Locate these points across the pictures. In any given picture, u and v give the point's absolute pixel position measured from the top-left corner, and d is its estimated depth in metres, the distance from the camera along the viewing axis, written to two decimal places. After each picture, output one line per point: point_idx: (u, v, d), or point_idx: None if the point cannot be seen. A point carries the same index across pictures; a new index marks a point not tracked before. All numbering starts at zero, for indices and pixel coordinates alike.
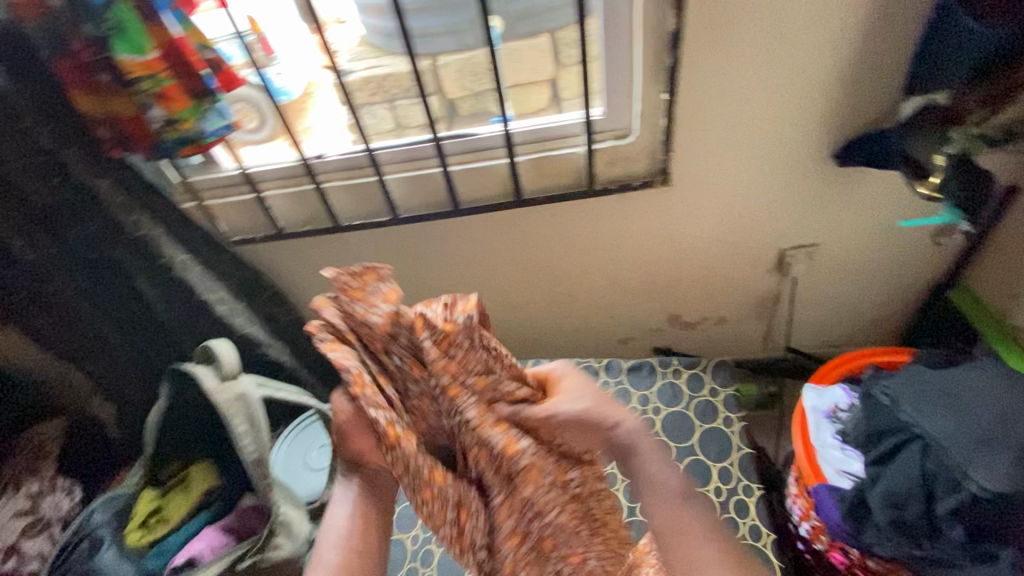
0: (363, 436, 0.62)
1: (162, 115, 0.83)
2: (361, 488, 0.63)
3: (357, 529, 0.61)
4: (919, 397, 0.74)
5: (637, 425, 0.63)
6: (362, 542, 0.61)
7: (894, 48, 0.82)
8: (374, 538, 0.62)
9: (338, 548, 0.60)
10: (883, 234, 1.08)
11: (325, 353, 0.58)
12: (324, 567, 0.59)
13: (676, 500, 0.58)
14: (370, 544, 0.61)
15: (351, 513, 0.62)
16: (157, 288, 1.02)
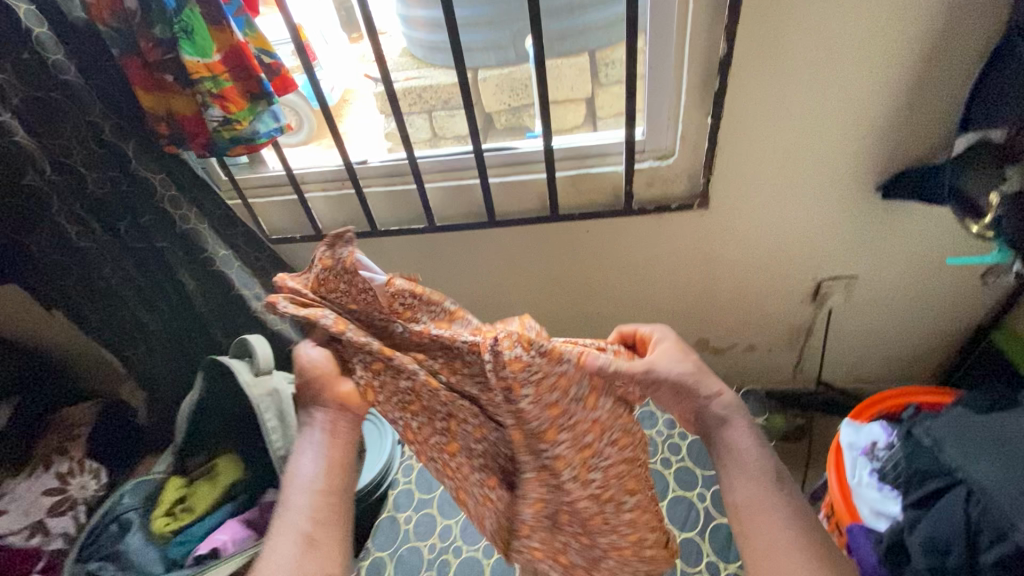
0: (332, 376, 0.68)
1: (220, 115, 0.84)
2: (327, 438, 0.66)
3: (329, 468, 0.64)
4: (967, 442, 0.71)
5: (728, 399, 0.68)
6: (328, 485, 0.64)
7: (950, 82, 0.80)
8: (342, 479, 0.65)
9: (305, 491, 0.63)
10: (927, 270, 1.05)
11: (295, 313, 0.67)
12: (291, 509, 0.62)
13: (753, 473, 0.62)
14: (337, 486, 0.64)
15: (317, 463, 0.64)
16: (199, 282, 1.04)
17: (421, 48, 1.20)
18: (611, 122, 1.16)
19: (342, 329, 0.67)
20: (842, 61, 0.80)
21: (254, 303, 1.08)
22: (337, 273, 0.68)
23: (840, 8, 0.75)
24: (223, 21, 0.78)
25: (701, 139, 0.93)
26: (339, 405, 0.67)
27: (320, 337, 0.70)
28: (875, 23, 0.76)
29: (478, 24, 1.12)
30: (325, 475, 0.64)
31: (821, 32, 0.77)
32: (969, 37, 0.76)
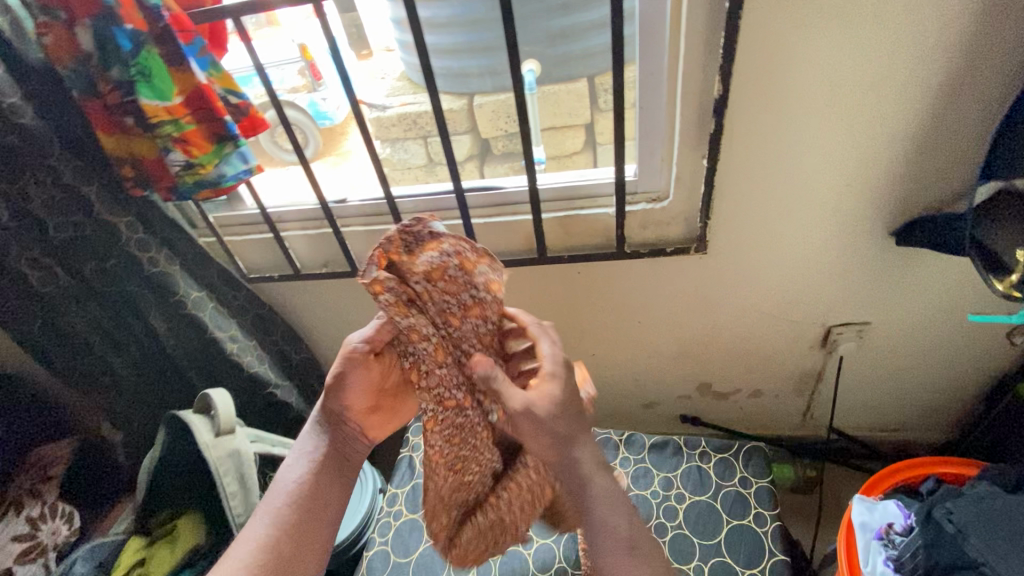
0: (368, 381, 0.70)
1: (183, 159, 0.80)
2: (326, 452, 0.70)
3: (310, 484, 0.67)
4: (989, 529, 0.64)
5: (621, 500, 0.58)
6: (310, 500, 0.66)
7: (968, 125, 0.73)
8: (325, 496, 0.67)
9: (286, 501, 0.65)
10: (948, 320, 0.96)
11: (396, 317, 0.63)
12: (265, 518, 0.64)
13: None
14: (319, 503, 0.66)
15: (304, 475, 0.67)
16: (169, 325, 1.00)
17: (416, 74, 1.14)
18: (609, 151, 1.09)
19: (436, 358, 0.66)
20: (848, 102, 0.73)
21: (230, 345, 1.06)
22: (466, 280, 0.66)
23: (846, 48, 0.68)
24: (184, 62, 0.74)
25: (697, 182, 0.86)
26: (360, 417, 0.71)
27: (374, 344, 0.69)
28: (884, 62, 0.69)
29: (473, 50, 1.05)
30: (309, 496, 0.66)
31: (825, 73, 0.71)
32: (991, 79, 0.69)
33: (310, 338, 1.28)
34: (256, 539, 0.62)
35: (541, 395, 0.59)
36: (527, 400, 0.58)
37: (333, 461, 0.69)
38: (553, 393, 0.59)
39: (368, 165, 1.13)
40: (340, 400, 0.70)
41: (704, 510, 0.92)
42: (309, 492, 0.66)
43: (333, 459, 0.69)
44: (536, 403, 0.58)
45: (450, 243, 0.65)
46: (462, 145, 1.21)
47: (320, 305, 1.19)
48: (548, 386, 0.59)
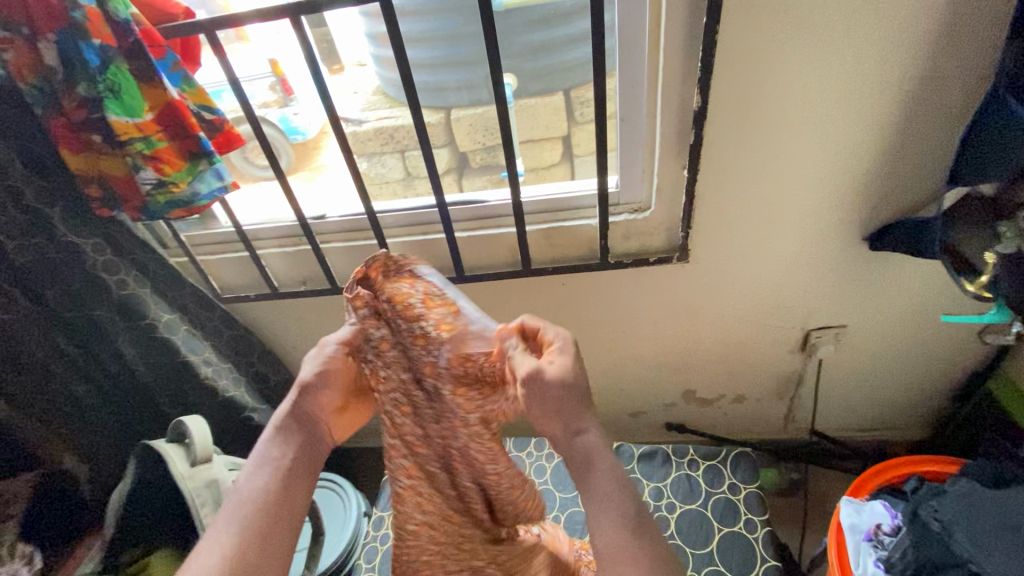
0: (337, 384, 0.66)
1: (154, 177, 0.77)
2: (292, 454, 0.61)
3: (279, 491, 0.58)
4: (976, 526, 0.65)
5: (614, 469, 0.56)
6: (279, 508, 0.57)
7: (933, 134, 0.76)
8: (295, 500, 0.58)
9: (251, 508, 0.56)
10: (920, 321, 0.99)
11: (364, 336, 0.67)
12: (225, 528, 0.54)
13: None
14: (288, 510, 0.58)
15: (269, 480, 0.58)
16: (139, 349, 0.96)
17: (392, 88, 1.12)
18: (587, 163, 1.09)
19: (392, 370, 0.67)
20: (821, 111, 0.76)
21: (204, 368, 1.02)
22: (421, 308, 0.66)
23: (816, 61, 0.71)
24: (156, 78, 0.71)
25: (678, 192, 0.87)
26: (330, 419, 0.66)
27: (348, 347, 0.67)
28: (853, 74, 0.72)
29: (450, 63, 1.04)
30: (272, 499, 0.57)
31: (797, 85, 0.73)
32: (954, 89, 0.72)
33: (288, 358, 1.24)
34: (219, 551, 0.53)
35: (554, 365, 0.57)
36: (534, 365, 0.58)
37: (299, 461, 0.61)
38: (563, 365, 0.57)
39: (345, 178, 1.10)
40: (305, 400, 0.64)
41: (696, 519, 0.91)
42: (273, 496, 0.57)
43: (299, 459, 0.61)
44: (547, 370, 0.57)
45: (422, 284, 0.69)
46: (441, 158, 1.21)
47: (299, 323, 1.15)
48: (557, 360, 0.58)
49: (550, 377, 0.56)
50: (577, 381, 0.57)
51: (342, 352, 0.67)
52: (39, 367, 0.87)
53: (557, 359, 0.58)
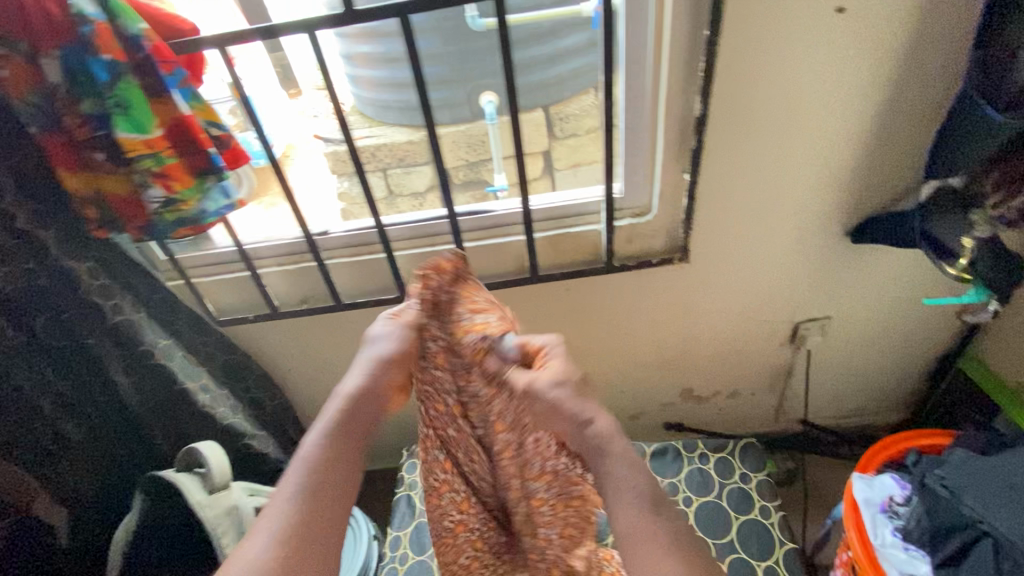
0: (393, 359, 0.68)
1: (162, 196, 0.75)
2: (342, 419, 0.64)
3: (331, 454, 0.61)
4: (982, 489, 0.69)
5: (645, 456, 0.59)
6: (331, 471, 0.60)
7: (907, 135, 0.84)
8: (345, 463, 0.61)
9: (306, 469, 0.59)
10: (896, 308, 1.07)
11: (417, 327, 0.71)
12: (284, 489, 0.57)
13: None
14: (340, 472, 0.60)
15: (322, 442, 0.61)
16: (133, 379, 0.90)
17: (372, 107, 1.09)
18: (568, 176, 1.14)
19: (438, 364, 0.72)
20: (811, 116, 0.82)
21: (201, 396, 0.97)
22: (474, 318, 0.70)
23: (807, 69, 0.77)
24: (166, 93, 0.70)
25: (679, 195, 0.92)
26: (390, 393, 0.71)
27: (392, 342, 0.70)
28: (838, 81, 0.78)
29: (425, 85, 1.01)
30: (324, 463, 0.60)
31: (789, 92, 0.79)
32: (925, 93, 0.80)
33: (282, 382, 1.20)
34: (280, 510, 0.56)
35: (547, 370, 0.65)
36: (531, 377, 0.65)
37: (348, 426, 0.63)
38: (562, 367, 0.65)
39: (332, 198, 1.16)
40: (367, 370, 0.67)
41: (713, 510, 0.94)
42: (324, 461, 0.60)
43: (348, 424, 0.63)
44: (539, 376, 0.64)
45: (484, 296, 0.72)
46: (423, 176, 1.22)
47: (296, 344, 1.12)
48: (554, 362, 0.66)
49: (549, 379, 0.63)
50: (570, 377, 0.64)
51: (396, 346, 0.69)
52: (29, 405, 0.77)
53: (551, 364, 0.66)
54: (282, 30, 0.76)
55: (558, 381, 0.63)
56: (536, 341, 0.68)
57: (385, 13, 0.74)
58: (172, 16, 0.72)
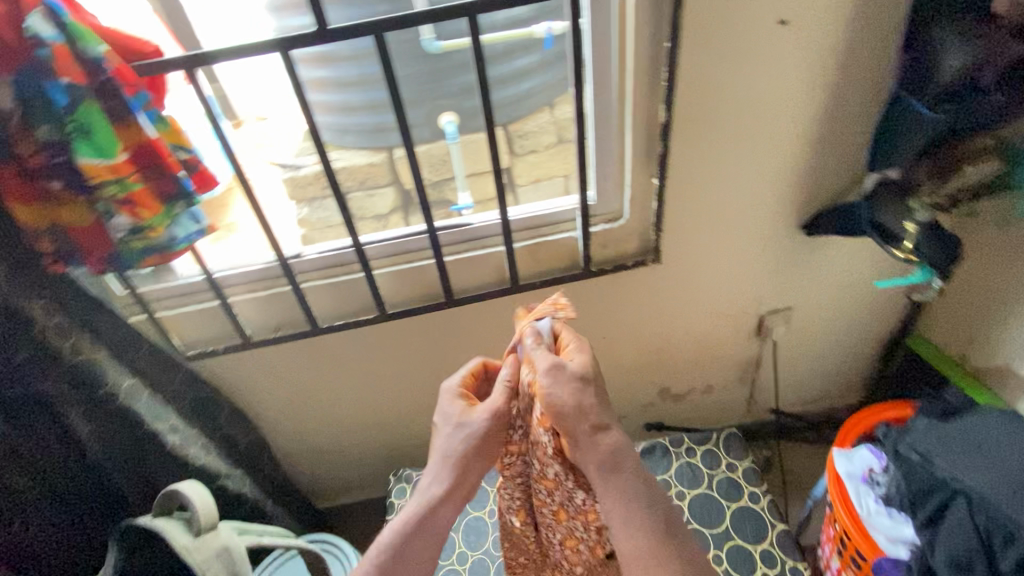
0: (482, 436, 0.68)
1: (128, 224, 0.72)
2: (442, 484, 0.67)
3: (426, 518, 0.66)
4: (949, 450, 0.76)
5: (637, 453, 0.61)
6: (418, 538, 0.66)
7: (848, 133, 0.91)
8: (436, 532, 0.67)
9: (397, 530, 0.66)
10: (849, 294, 1.16)
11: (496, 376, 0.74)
12: (379, 543, 0.66)
13: None
14: (428, 539, 0.66)
15: (421, 505, 0.67)
16: (95, 427, 0.82)
17: (327, 132, 1.04)
18: (531, 190, 1.15)
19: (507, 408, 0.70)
20: (765, 118, 0.88)
21: (171, 437, 0.91)
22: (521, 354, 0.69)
23: (758, 76, 0.83)
24: (131, 117, 0.67)
25: (649, 199, 0.96)
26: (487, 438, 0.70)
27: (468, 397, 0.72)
28: (786, 87, 0.85)
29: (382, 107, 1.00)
30: (415, 527, 0.66)
31: (744, 98, 0.85)
32: (861, 95, 0.88)
33: (254, 417, 1.14)
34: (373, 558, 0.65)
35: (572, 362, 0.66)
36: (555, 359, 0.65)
37: (416, 530, 0.66)
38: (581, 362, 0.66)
39: (291, 224, 1.11)
40: (442, 471, 0.68)
41: (706, 501, 0.97)
42: (416, 525, 0.66)
43: (416, 527, 0.66)
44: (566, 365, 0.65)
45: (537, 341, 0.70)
46: (386, 198, 1.20)
47: (269, 375, 1.08)
48: (578, 355, 0.67)
49: (573, 370, 0.64)
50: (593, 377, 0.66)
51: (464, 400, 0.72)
52: None
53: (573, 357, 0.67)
54: (214, 57, 0.73)
55: (582, 376, 0.64)
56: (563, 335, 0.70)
57: (358, 31, 0.75)
58: (138, 40, 0.69)
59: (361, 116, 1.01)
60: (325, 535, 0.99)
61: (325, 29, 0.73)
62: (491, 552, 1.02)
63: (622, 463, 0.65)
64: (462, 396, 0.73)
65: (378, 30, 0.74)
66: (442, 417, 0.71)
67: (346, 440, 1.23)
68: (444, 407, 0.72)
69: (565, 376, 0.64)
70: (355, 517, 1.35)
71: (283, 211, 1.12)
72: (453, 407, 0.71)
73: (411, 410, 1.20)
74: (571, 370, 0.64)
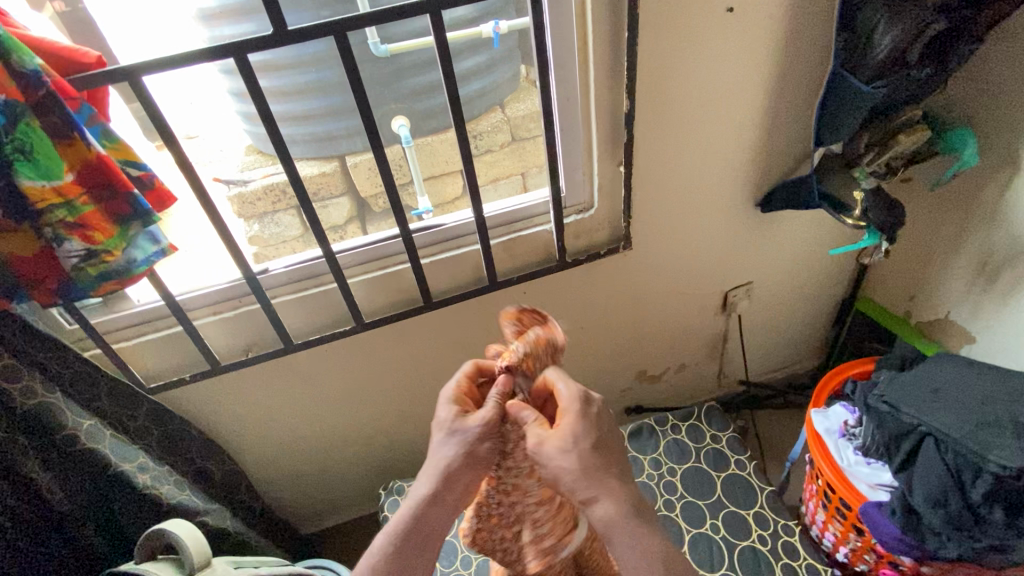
0: (480, 438, 0.66)
1: (81, 248, 0.66)
2: (433, 487, 0.65)
3: (418, 521, 0.64)
4: (913, 398, 0.82)
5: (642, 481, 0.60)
6: (408, 543, 0.63)
7: (794, 112, 0.97)
8: (433, 535, 0.65)
9: (388, 534, 0.64)
10: (802, 264, 1.23)
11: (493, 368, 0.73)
12: (373, 548, 0.64)
13: None
14: (420, 544, 0.64)
15: (412, 505, 0.65)
16: (54, 475, 0.77)
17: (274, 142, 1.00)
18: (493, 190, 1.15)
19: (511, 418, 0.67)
20: (720, 102, 0.92)
21: (140, 476, 0.84)
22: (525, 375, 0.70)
23: (711, 62, 0.87)
24: (76, 131, 0.62)
25: (616, 187, 0.98)
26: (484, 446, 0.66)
27: (466, 406, 0.70)
28: (736, 71, 0.89)
29: (340, 113, 0.97)
30: (407, 531, 0.64)
31: (699, 83, 0.89)
32: (803, 76, 0.93)
33: (226, 445, 1.07)
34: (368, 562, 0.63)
35: (557, 434, 0.61)
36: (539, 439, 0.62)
37: (409, 532, 0.64)
38: (570, 430, 0.61)
39: (245, 243, 1.08)
40: (431, 473, 0.66)
41: (696, 473, 1.00)
42: (409, 529, 0.64)
43: (410, 530, 0.64)
44: (549, 439, 0.61)
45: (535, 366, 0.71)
46: (341, 208, 1.19)
47: (240, 400, 1.02)
48: (568, 420, 0.62)
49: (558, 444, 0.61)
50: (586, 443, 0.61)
51: (462, 408, 0.69)
52: None
53: (562, 423, 0.62)
54: (140, 71, 0.67)
55: (563, 449, 0.60)
56: (560, 388, 0.66)
57: (317, 32, 0.71)
58: (73, 49, 0.64)
59: (312, 125, 0.97)
60: (324, 562, 0.97)
61: (281, 31, 0.70)
62: None
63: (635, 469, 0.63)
64: (457, 401, 0.70)
65: (337, 29, 0.71)
66: (435, 424, 0.68)
67: (328, 458, 1.19)
68: (439, 413, 0.69)
69: (549, 454, 0.60)
70: (343, 537, 1.30)
71: (239, 231, 1.08)
72: (448, 413, 0.68)
73: (394, 420, 1.17)
74: (553, 445, 0.60)
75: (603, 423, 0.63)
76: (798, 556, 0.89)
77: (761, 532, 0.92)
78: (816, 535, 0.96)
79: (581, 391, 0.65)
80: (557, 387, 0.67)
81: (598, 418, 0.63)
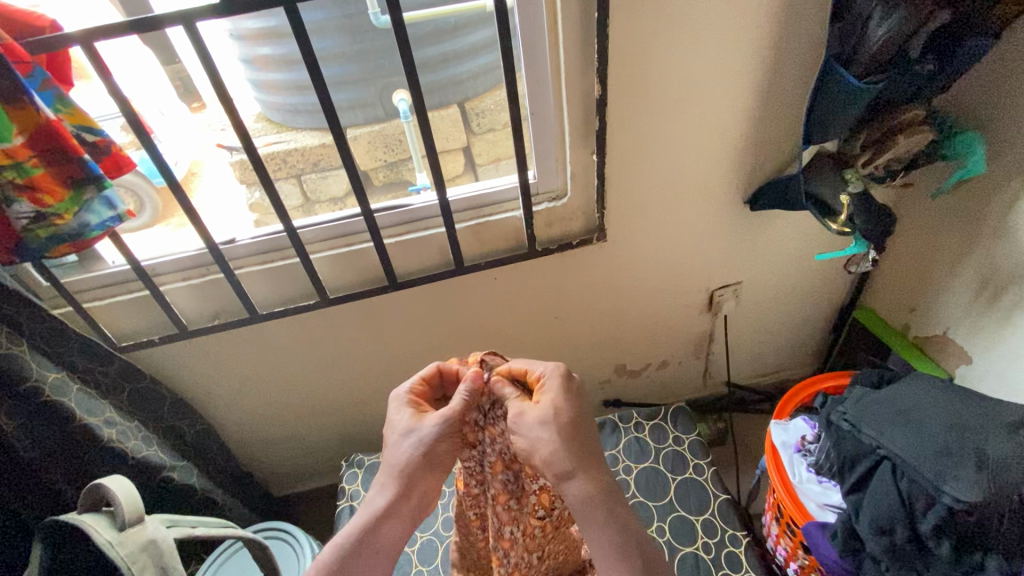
0: (436, 443, 0.64)
1: (30, 210, 0.69)
2: (393, 492, 0.63)
3: (373, 530, 0.62)
4: (877, 419, 0.77)
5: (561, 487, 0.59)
6: (359, 551, 0.61)
7: (786, 106, 0.91)
8: (386, 544, 0.62)
9: (340, 541, 0.62)
10: (797, 266, 1.17)
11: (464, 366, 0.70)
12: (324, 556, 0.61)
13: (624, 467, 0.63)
14: (371, 553, 0.61)
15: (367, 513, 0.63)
16: (19, 422, 0.82)
17: (279, 112, 1.01)
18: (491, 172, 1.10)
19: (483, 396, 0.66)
20: (704, 92, 0.87)
21: (106, 430, 0.89)
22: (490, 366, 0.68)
23: (693, 46, 0.82)
24: (25, 97, 0.63)
25: (590, 175, 0.94)
26: (431, 449, 0.64)
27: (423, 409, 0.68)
28: (721, 59, 0.84)
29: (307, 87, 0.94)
30: (358, 539, 0.61)
31: (679, 71, 0.84)
32: (797, 67, 0.87)
33: (200, 405, 1.11)
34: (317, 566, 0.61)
35: (537, 406, 0.61)
36: (520, 408, 0.62)
37: (361, 542, 0.61)
38: (551, 404, 0.61)
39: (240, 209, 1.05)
40: (388, 481, 0.64)
41: (651, 474, 0.98)
42: (361, 537, 0.61)
43: (367, 538, 0.61)
44: (528, 411, 0.61)
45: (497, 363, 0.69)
46: (340, 180, 1.12)
47: (213, 363, 1.05)
48: (547, 395, 0.61)
49: (533, 417, 0.60)
50: (559, 418, 0.60)
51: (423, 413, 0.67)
52: None
53: (541, 398, 0.62)
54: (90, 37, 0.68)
55: (543, 421, 0.60)
56: (535, 369, 0.65)
57: (268, 3, 0.71)
58: (28, 13, 0.66)
59: (293, 97, 0.96)
60: (275, 523, 1.03)
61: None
62: (438, 532, 1.03)
63: (596, 482, 0.59)
64: (412, 403, 0.68)
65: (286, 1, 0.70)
66: (392, 426, 0.66)
67: (299, 425, 1.22)
68: (395, 415, 0.67)
69: (528, 426, 0.60)
70: (314, 503, 1.35)
71: (226, 190, 1.06)
72: (405, 416, 0.66)
73: (364, 394, 1.19)
74: (530, 419, 0.60)
75: (580, 397, 0.64)
76: (739, 568, 0.87)
77: (707, 539, 0.90)
78: (770, 547, 0.93)
79: (559, 367, 0.65)
80: (530, 369, 0.65)
81: (575, 394, 0.64)
